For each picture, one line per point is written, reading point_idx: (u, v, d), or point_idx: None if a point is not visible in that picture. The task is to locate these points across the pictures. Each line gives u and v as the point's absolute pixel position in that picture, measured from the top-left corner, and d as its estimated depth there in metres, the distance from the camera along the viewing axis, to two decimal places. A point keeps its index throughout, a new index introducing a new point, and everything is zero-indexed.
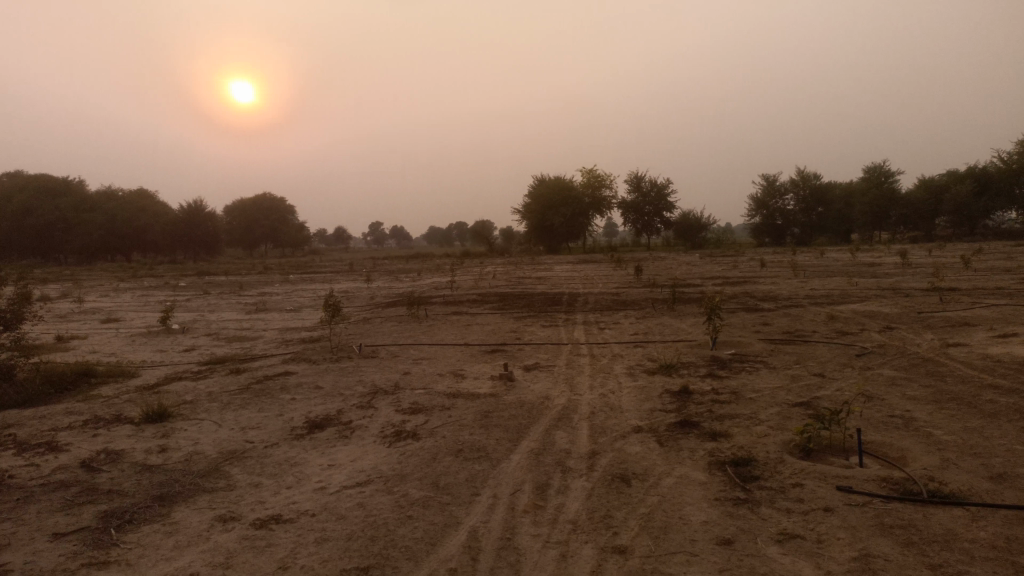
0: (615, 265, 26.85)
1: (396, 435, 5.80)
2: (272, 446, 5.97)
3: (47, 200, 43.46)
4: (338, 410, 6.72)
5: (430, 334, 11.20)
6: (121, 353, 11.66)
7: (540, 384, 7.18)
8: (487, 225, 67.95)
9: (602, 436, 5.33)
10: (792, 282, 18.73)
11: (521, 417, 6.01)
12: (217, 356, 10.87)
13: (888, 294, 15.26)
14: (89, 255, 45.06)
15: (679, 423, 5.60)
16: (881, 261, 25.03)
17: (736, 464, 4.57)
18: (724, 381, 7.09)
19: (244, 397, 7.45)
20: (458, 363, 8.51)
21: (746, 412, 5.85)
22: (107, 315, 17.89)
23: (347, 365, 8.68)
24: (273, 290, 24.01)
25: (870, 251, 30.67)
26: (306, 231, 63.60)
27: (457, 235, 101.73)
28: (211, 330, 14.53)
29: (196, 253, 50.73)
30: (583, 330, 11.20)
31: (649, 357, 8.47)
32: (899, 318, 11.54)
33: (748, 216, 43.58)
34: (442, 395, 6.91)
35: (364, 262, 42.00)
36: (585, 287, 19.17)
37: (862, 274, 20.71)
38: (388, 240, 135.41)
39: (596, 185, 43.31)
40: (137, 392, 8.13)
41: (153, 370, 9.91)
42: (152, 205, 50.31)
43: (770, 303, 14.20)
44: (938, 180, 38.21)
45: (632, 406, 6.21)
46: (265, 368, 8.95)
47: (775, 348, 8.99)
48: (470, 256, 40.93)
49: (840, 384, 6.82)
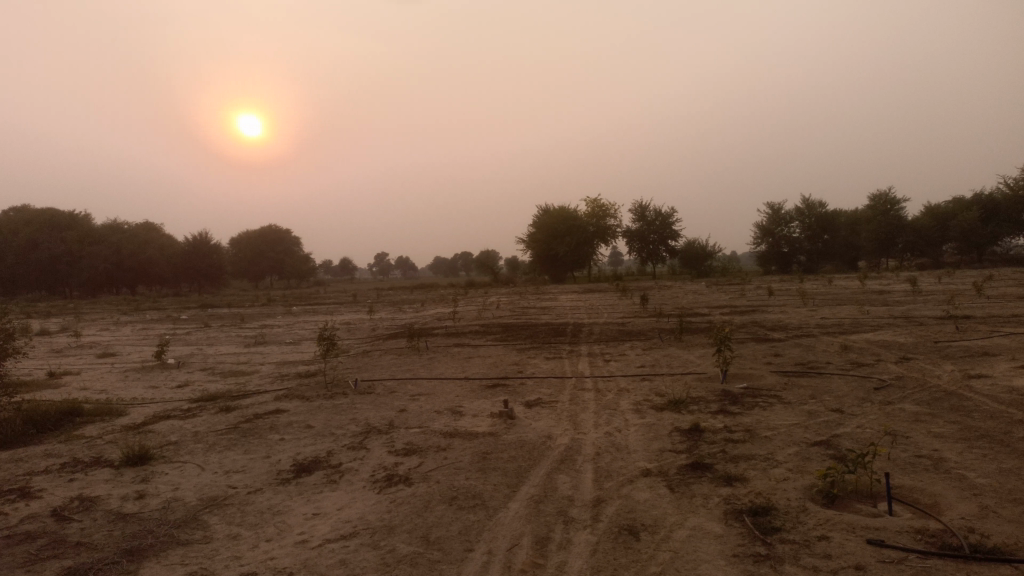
0: (621, 294, 26.49)
1: (388, 480, 5.42)
2: (257, 492, 5.59)
3: (52, 233, 43.37)
4: (328, 452, 6.35)
5: (430, 368, 10.84)
6: (111, 390, 11.31)
7: (543, 422, 6.79)
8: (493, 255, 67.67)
9: (608, 481, 4.94)
10: (802, 311, 18.33)
11: (521, 459, 5.62)
12: (210, 392, 10.51)
13: (902, 323, 14.84)
14: (95, 288, 44.96)
15: (690, 465, 5.22)
16: (891, 289, 24.64)
17: (754, 513, 4.18)
18: (737, 418, 6.70)
19: (231, 438, 7.08)
20: (458, 399, 8.14)
21: (762, 453, 5.46)
22: (103, 349, 17.56)
23: (341, 402, 8.30)
24: (274, 322, 23.71)
25: (879, 279, 30.22)
26: (312, 262, 63.44)
27: (462, 265, 101.65)
28: (207, 364, 14.16)
29: (201, 286, 50.49)
30: (588, 362, 10.80)
31: (657, 392, 8.08)
32: (916, 348, 11.13)
33: (754, 244, 43.26)
34: (439, 435, 6.53)
35: (368, 292, 42.09)
36: (590, 317, 18.81)
37: (872, 302, 20.30)
38: (394, 271, 135.45)
39: (600, 214, 43.05)
40: (121, 433, 7.77)
41: (141, 407, 9.55)
42: (157, 237, 50.18)
43: (780, 333, 13.80)
44: (945, 206, 37.91)
45: (639, 447, 5.82)
46: (257, 405, 8.59)
47: (789, 381, 8.60)
48: (475, 286, 40.63)
49: (861, 421, 6.43)
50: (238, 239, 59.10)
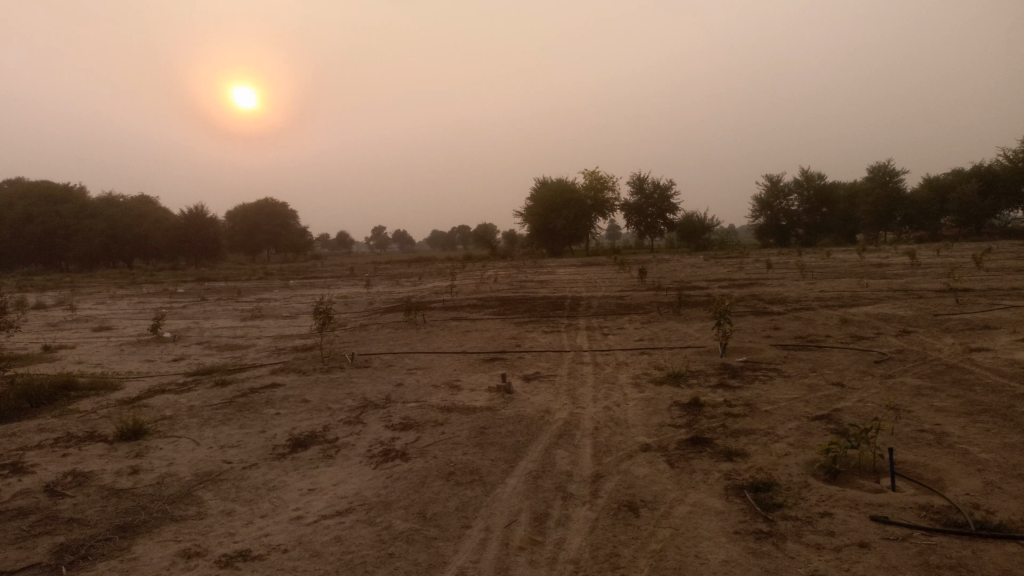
0: (619, 267, 26.41)
1: (384, 455, 5.35)
2: (251, 467, 5.52)
3: (47, 207, 43.07)
4: (324, 427, 6.29)
5: (427, 342, 10.77)
6: (107, 364, 11.24)
7: (541, 396, 6.73)
8: (491, 229, 67.43)
9: (607, 456, 4.88)
10: (801, 284, 18.27)
11: (519, 433, 5.56)
12: (206, 366, 10.43)
13: (901, 296, 14.78)
14: (91, 262, 44.80)
15: (690, 440, 5.16)
16: (889, 262, 24.59)
17: (756, 489, 4.12)
18: (737, 392, 6.64)
19: (226, 412, 7.01)
20: (455, 373, 8.07)
21: (763, 427, 5.40)
22: (100, 323, 17.47)
23: (338, 376, 8.24)
24: (271, 296, 23.60)
25: (878, 252, 30.12)
26: (309, 236, 63.21)
27: (460, 239, 101.42)
28: (203, 338, 14.08)
29: (198, 260, 50.30)
30: (587, 336, 10.73)
31: (656, 366, 8.02)
32: (916, 321, 11.08)
33: (752, 217, 43.10)
34: (436, 409, 6.47)
35: (365, 266, 42.04)
36: (588, 290, 18.73)
37: (871, 275, 20.24)
38: (392, 245, 135.09)
39: (598, 187, 42.81)
40: (117, 407, 7.71)
41: (137, 382, 9.47)
42: (153, 210, 49.87)
43: (779, 306, 13.74)
44: (944, 179, 37.75)
45: (638, 421, 5.75)
46: (252, 379, 8.53)
47: (789, 354, 8.54)
48: (473, 260, 40.48)
49: (862, 395, 6.37)
50: (234, 213, 58.77)
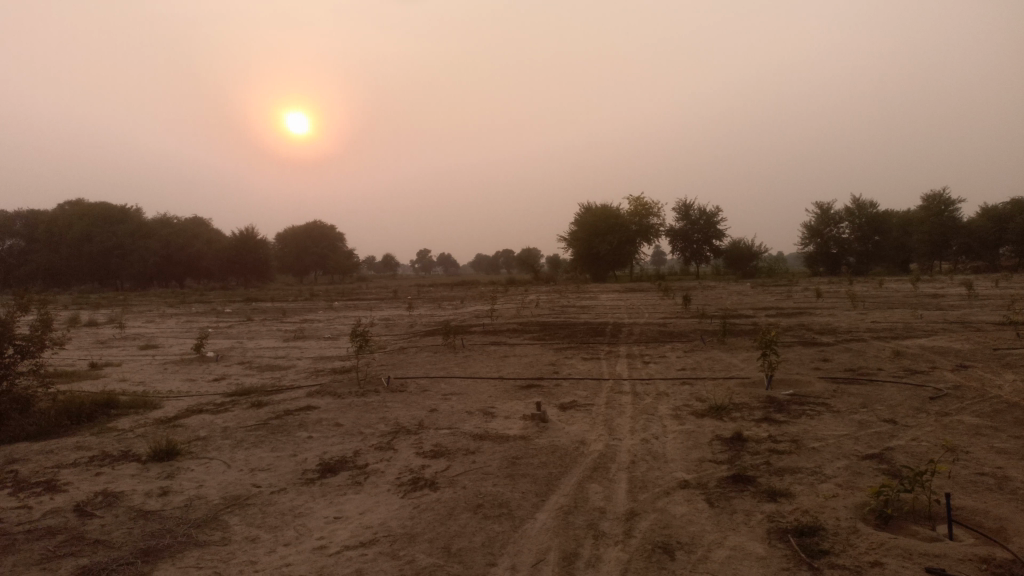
0: (663, 294, 26.03)
1: (413, 483, 5.22)
2: (280, 492, 5.44)
3: (106, 227, 44.51)
4: (355, 452, 6.19)
5: (465, 367, 10.63)
6: (149, 382, 11.38)
7: (577, 426, 6.53)
8: (534, 253, 67.37)
9: (642, 492, 4.67)
10: (851, 314, 17.72)
11: (552, 465, 5.37)
12: (244, 386, 10.46)
13: (958, 328, 14.18)
14: (145, 281, 46.00)
15: (732, 477, 4.92)
16: (945, 292, 23.75)
17: (801, 533, 3.87)
18: (782, 427, 6.35)
19: (259, 435, 6.97)
20: (491, 399, 7.92)
21: (809, 466, 5.13)
22: (147, 341, 17.79)
23: (373, 400, 8.14)
24: (315, 317, 23.79)
25: (932, 282, 29.16)
26: (355, 258, 63.99)
27: (504, 263, 101.68)
28: (244, 358, 14.19)
29: (247, 281, 51.30)
30: (627, 364, 10.48)
31: (697, 397, 7.75)
32: (974, 355, 10.57)
33: (801, 244, 42.24)
34: (469, 437, 6.32)
35: (410, 288, 42.42)
36: (631, 317, 18.43)
37: (925, 306, 19.56)
38: (437, 268, 136.03)
39: (643, 213, 42.49)
40: (153, 426, 7.73)
41: (176, 401, 9.53)
42: (205, 231, 51.14)
43: (828, 337, 13.30)
44: (1002, 208, 36.56)
45: (677, 456, 5.52)
46: (288, 401, 8.48)
47: (838, 388, 8.18)
48: (515, 284, 40.45)
49: (916, 433, 6.03)
50: (283, 235, 59.85)
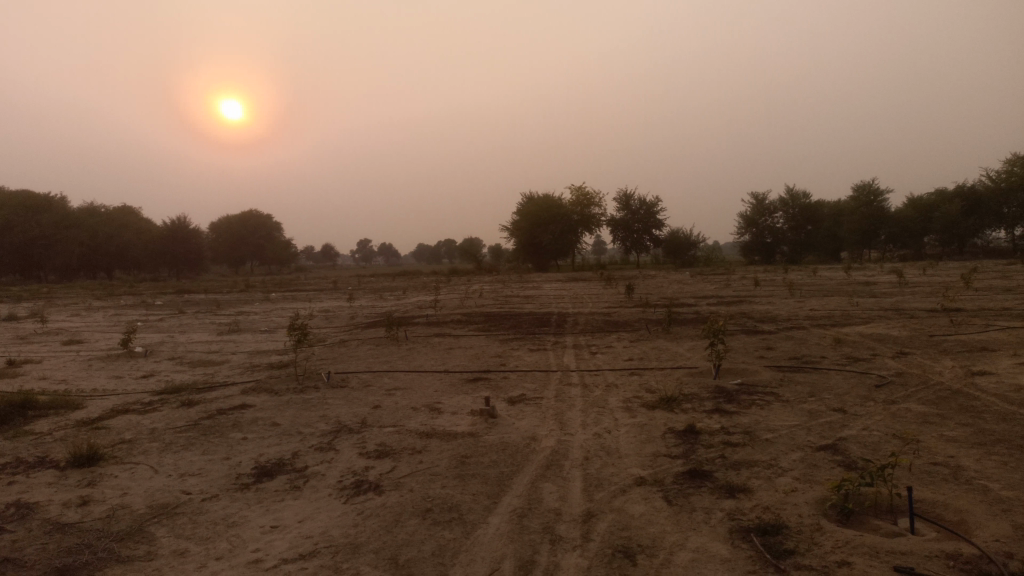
0: (605, 283, 26.11)
1: (356, 487, 4.92)
2: (212, 499, 5.08)
3: (28, 216, 42.42)
4: (294, 454, 5.84)
5: (408, 360, 10.33)
6: (72, 380, 10.72)
7: (527, 422, 6.32)
8: (476, 242, 67.13)
9: (598, 491, 4.48)
10: (790, 302, 17.99)
11: (503, 464, 5.14)
12: (175, 384, 9.92)
13: (893, 315, 14.50)
14: (71, 273, 44.04)
15: (688, 473, 4.77)
16: (876, 280, 24.47)
17: (763, 532, 3.75)
18: (734, 418, 6.26)
19: (190, 436, 6.55)
20: (436, 394, 7.65)
21: (765, 459, 5.03)
22: (70, 336, 16.90)
23: (312, 397, 7.78)
24: (251, 309, 23.06)
25: (864, 270, 29.96)
26: (293, 247, 62.60)
27: (445, 253, 101.12)
28: (176, 353, 13.55)
29: (181, 272, 49.51)
30: (574, 354, 10.32)
31: (647, 388, 7.63)
32: (911, 342, 10.76)
33: (738, 234, 42.97)
34: (414, 435, 6.04)
35: (350, 279, 41.67)
36: (575, 307, 18.35)
37: (860, 293, 20.03)
38: (377, 258, 134.37)
39: (585, 202, 42.63)
40: (74, 429, 7.21)
41: (101, 401, 8.96)
42: (135, 221, 49.16)
43: (771, 325, 13.41)
44: (928, 198, 37.87)
45: (631, 451, 5.36)
46: (221, 400, 8.04)
47: (786, 377, 8.17)
48: (457, 274, 40.13)
49: (867, 422, 6.01)
50: (218, 224, 58.11)
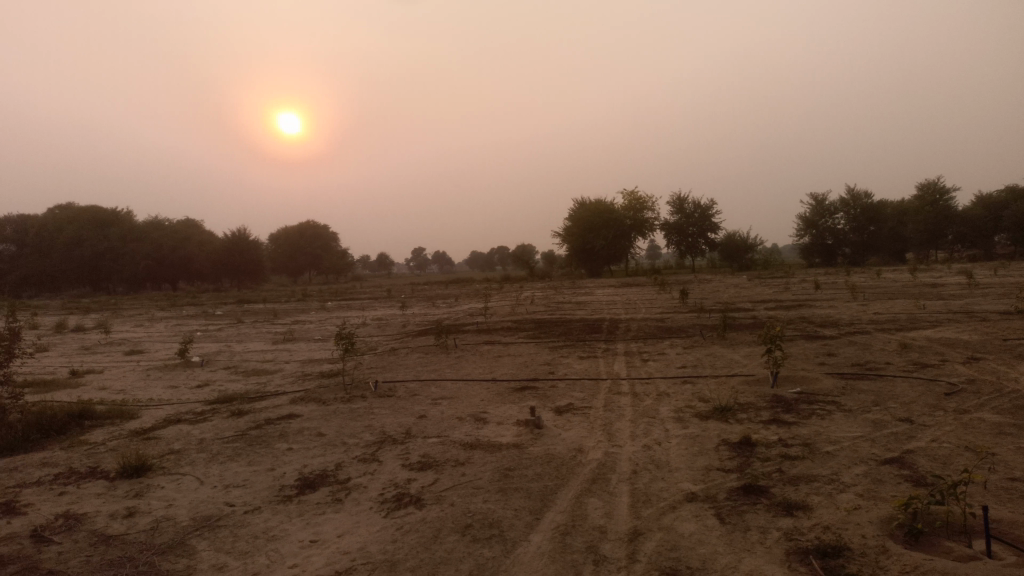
0: (659, 288, 25.64)
1: (397, 501, 4.81)
2: (254, 512, 5.04)
3: (97, 230, 43.97)
4: (337, 465, 5.78)
5: (456, 368, 10.24)
6: (130, 390, 10.94)
7: (574, 432, 6.14)
8: (530, 249, 67.00)
9: (645, 507, 4.27)
10: (852, 305, 17.37)
11: (547, 477, 4.97)
12: (228, 393, 10.03)
13: (962, 318, 13.82)
14: (138, 284, 45.46)
15: (742, 488, 4.52)
16: (944, 281, 23.42)
17: (823, 554, 3.49)
18: (792, 429, 5.96)
19: (236, 447, 6.55)
20: (483, 404, 7.52)
21: (825, 473, 4.75)
22: (132, 346, 17.34)
23: (359, 407, 7.73)
24: (307, 318, 23.37)
25: (931, 271, 28.77)
26: (349, 257, 63.46)
27: (499, 260, 101.34)
28: (230, 363, 13.74)
29: (241, 282, 50.61)
30: (625, 362, 10.07)
31: (701, 397, 7.36)
32: (983, 347, 10.21)
33: (797, 236, 41.87)
34: (458, 446, 5.92)
35: (404, 288, 41.94)
36: (627, 313, 18.05)
37: (926, 295, 19.20)
38: (431, 266, 135.49)
39: (637, 207, 42.12)
40: (127, 439, 7.30)
41: (155, 410, 9.10)
42: (197, 233, 50.54)
43: (831, 331, 12.90)
44: (998, 195, 36.27)
45: (681, 464, 5.13)
46: (270, 410, 8.06)
47: (848, 385, 7.80)
48: (509, 281, 40.05)
49: (936, 434, 5.65)
50: (277, 235, 59.34)
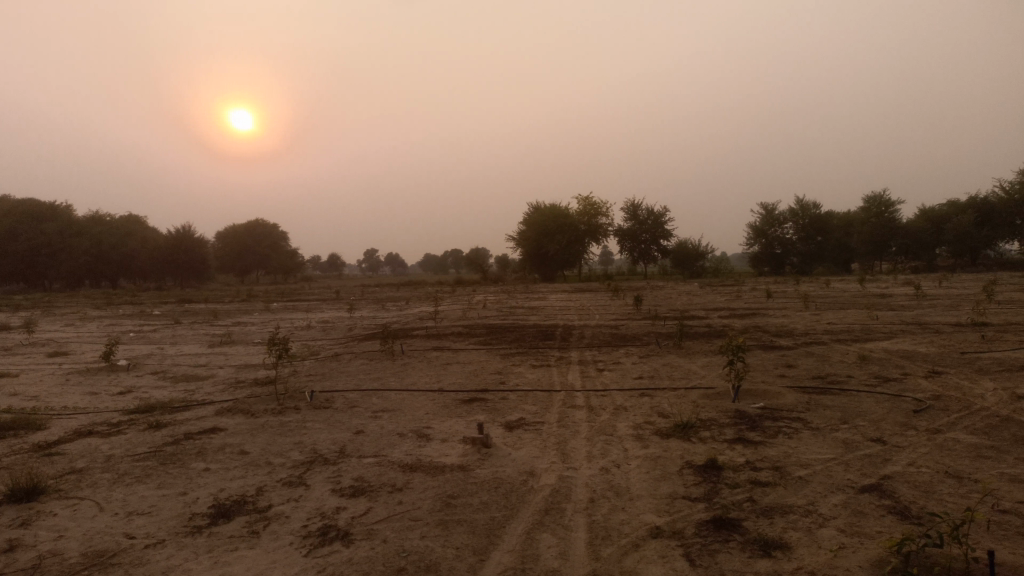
0: (613, 294, 25.33)
1: (322, 536, 4.20)
2: (156, 546, 4.36)
3: (33, 224, 41.98)
4: (259, 490, 5.14)
5: (401, 377, 9.61)
6: (44, 397, 10.04)
7: (524, 453, 5.59)
8: (483, 253, 66.49)
9: (605, 546, 3.76)
10: (805, 315, 17.21)
11: (495, 507, 4.41)
12: (150, 402, 9.21)
13: (916, 330, 13.72)
14: (76, 282, 43.52)
15: (712, 521, 4.04)
16: (891, 292, 23.67)
17: None
18: (760, 451, 5.51)
19: (147, 467, 5.84)
20: (426, 418, 6.94)
21: (801, 504, 4.29)
22: (57, 348, 16.18)
23: (290, 420, 7.07)
24: (249, 321, 22.42)
25: (878, 282, 29.06)
26: (299, 258, 62.00)
27: (452, 263, 100.60)
28: (160, 367, 12.84)
29: (185, 280, 49.09)
30: (579, 372, 9.57)
31: (660, 413, 6.90)
32: (942, 360, 10.01)
33: (747, 245, 42.19)
34: (397, 468, 5.33)
35: (352, 290, 41.01)
36: (581, 319, 17.61)
37: (877, 306, 19.19)
38: (384, 269, 133.86)
39: (592, 212, 41.97)
40: (26, 455, 6.51)
41: (67, 420, 8.27)
42: (140, 230, 48.73)
43: (788, 340, 12.63)
44: (939, 209, 37.06)
45: (644, 491, 4.63)
46: (192, 422, 7.32)
47: (812, 400, 7.41)
48: (461, 285, 39.45)
49: (912, 457, 5.26)
50: (224, 234, 57.64)
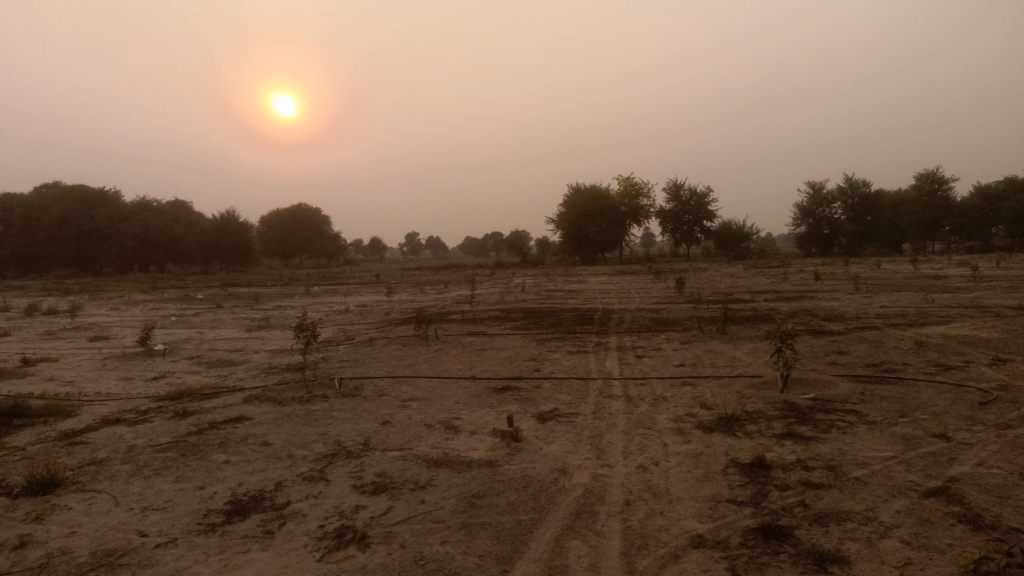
0: (655, 276, 24.67)
1: (338, 538, 3.94)
2: (167, 546, 4.15)
3: (83, 209, 42.74)
4: (277, 485, 4.91)
5: (433, 363, 9.34)
6: (79, 383, 10.01)
7: (556, 447, 5.27)
8: (524, 235, 65.89)
9: (641, 558, 3.42)
10: (856, 298, 16.51)
11: (523, 509, 4.10)
12: (181, 388, 9.10)
13: (975, 313, 13.00)
14: (125, 266, 44.28)
15: (761, 529, 3.67)
16: (947, 274, 22.61)
17: None
18: (811, 448, 5.08)
19: (168, 458, 5.66)
20: (455, 408, 6.65)
21: (860, 510, 3.90)
22: (97, 332, 16.29)
23: (317, 409, 6.85)
24: (288, 304, 22.40)
25: (932, 263, 27.85)
26: (341, 242, 62.25)
27: (493, 244, 100.25)
28: (196, 352, 12.77)
29: (230, 264, 49.68)
30: (617, 359, 9.18)
31: (703, 404, 6.50)
32: (1006, 346, 9.37)
33: (793, 225, 40.97)
34: (422, 463, 5.05)
35: (393, 273, 40.70)
36: (621, 302, 17.14)
37: (932, 288, 18.32)
38: (425, 252, 134.18)
39: (633, 194, 40.95)
40: (51, 444, 6.39)
41: (98, 407, 8.19)
42: (187, 214, 49.36)
43: (838, 325, 12.04)
44: (996, 187, 35.57)
45: (684, 493, 4.27)
46: (218, 411, 7.15)
47: (867, 391, 6.92)
48: (499, 267, 39.07)
49: (981, 456, 4.80)
50: (267, 219, 58.13)
